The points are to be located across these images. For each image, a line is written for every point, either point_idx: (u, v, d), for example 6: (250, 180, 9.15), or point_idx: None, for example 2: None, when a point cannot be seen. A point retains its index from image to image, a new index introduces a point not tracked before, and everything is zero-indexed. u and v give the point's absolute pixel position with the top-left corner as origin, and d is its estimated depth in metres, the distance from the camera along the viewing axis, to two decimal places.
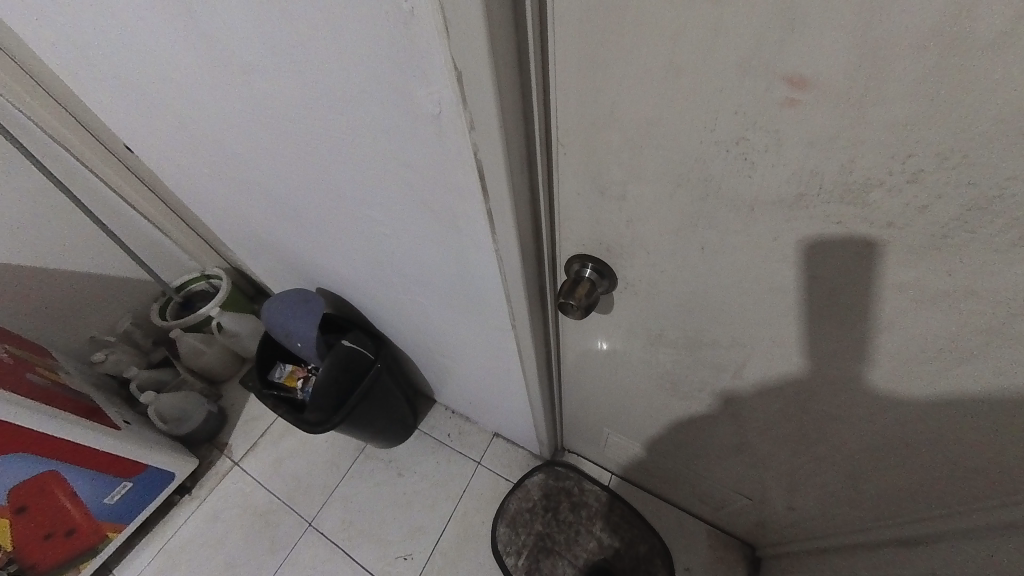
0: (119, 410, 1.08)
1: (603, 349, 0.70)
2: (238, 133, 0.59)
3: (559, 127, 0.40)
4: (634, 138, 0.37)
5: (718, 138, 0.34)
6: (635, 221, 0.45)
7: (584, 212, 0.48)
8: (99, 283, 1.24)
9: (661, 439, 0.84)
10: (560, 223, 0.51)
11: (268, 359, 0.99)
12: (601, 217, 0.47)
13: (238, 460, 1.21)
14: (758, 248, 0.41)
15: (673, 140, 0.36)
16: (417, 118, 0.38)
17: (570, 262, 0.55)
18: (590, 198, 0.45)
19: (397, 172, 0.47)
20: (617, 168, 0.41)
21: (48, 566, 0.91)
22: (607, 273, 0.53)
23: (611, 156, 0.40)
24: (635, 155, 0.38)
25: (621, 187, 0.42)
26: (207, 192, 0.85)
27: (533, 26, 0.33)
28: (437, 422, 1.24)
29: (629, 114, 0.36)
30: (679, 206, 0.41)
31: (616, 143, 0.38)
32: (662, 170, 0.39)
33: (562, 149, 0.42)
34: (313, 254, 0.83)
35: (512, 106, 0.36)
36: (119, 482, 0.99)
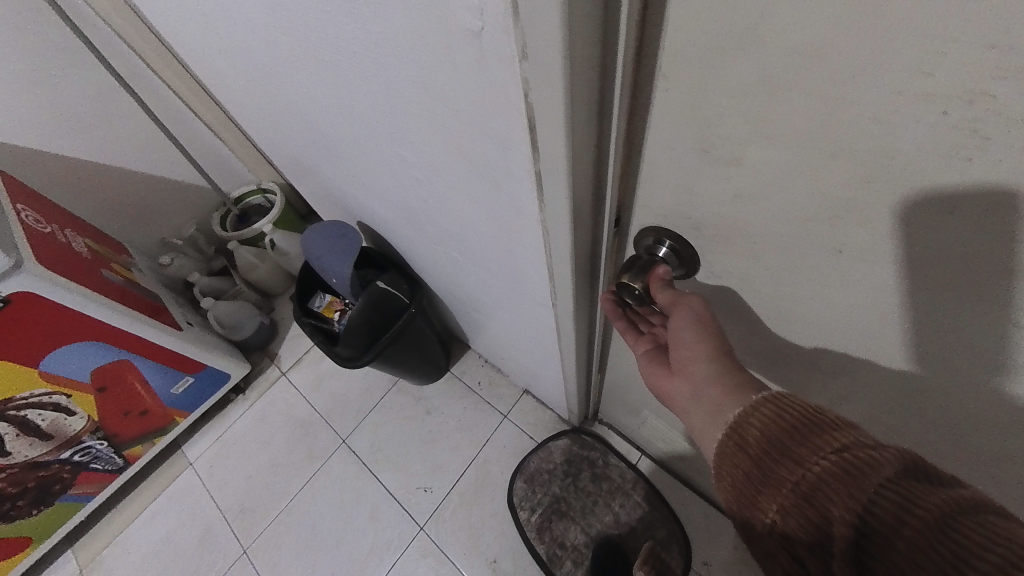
0: (182, 312, 1.16)
1: None
2: (256, 37, 0.49)
3: (657, 49, 0.25)
4: (778, 75, 0.22)
5: (936, 90, 0.19)
6: (739, 200, 0.31)
7: (665, 179, 0.33)
8: (166, 189, 1.29)
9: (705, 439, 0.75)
10: (631, 191, 0.37)
11: (309, 287, 0.97)
12: (693, 191, 0.33)
13: (285, 371, 1.30)
14: (937, 279, 0.26)
15: (850, 82, 0.21)
16: (446, 32, 0.26)
17: (641, 235, 0.40)
18: (681, 159, 0.31)
19: (426, 106, 0.36)
20: (736, 121, 0.26)
21: (129, 436, 1.06)
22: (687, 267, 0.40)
23: (731, 100, 0.25)
24: (776, 101, 0.24)
25: (734, 150, 0.28)
26: (247, 106, 0.79)
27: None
28: (469, 368, 1.23)
29: (781, 32, 0.21)
30: (818, 190, 0.26)
31: (751, 80, 0.23)
32: (814, 131, 0.24)
33: (655, 83, 0.27)
34: (350, 188, 0.76)
35: (588, 24, 0.22)
36: (182, 377, 1.10)
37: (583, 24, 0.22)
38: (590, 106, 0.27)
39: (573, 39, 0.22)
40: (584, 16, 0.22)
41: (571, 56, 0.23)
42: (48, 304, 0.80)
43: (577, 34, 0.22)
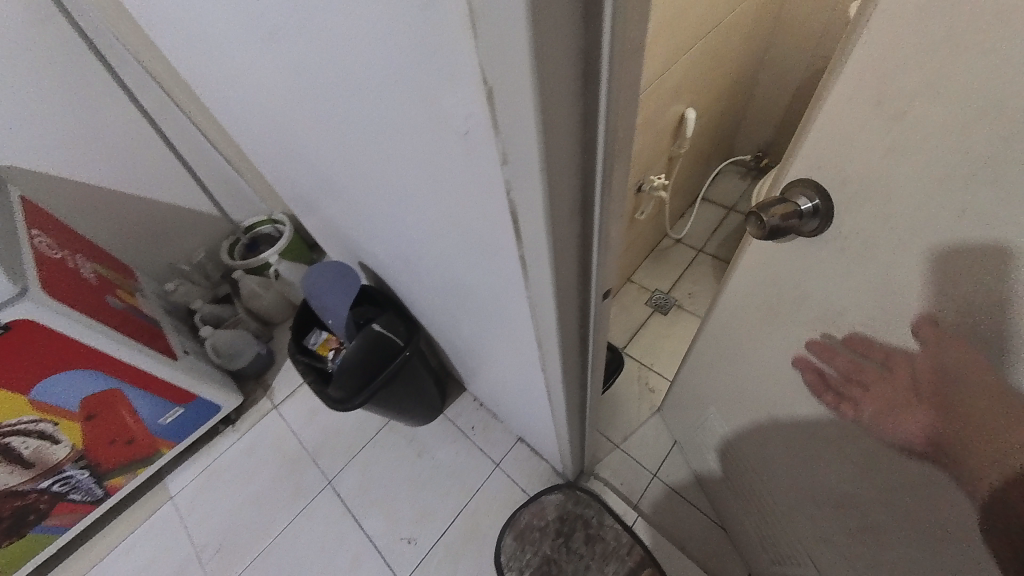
0: (181, 339, 1.16)
1: (750, 309, 0.59)
2: (262, 96, 0.51)
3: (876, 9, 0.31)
4: (976, 24, 0.26)
5: None
6: (889, 160, 0.34)
7: (833, 130, 0.37)
8: (179, 216, 1.32)
9: (755, 448, 0.73)
10: (797, 145, 0.41)
11: (306, 324, 0.97)
12: (850, 148, 0.36)
13: (277, 403, 1.28)
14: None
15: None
16: (434, 126, 0.26)
17: (795, 189, 0.42)
18: (855, 108, 0.35)
19: (416, 183, 0.36)
20: (921, 73, 0.30)
21: (111, 466, 1.03)
22: (815, 230, 0.42)
23: (924, 47, 0.29)
24: (962, 55, 0.28)
25: (907, 99, 0.31)
26: (258, 148, 0.81)
27: (615, 9, 0.18)
28: (463, 411, 1.21)
29: None
30: (973, 155, 0.29)
31: (948, 32, 0.28)
32: (997, 84, 0.27)
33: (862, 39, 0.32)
34: (352, 231, 0.77)
35: (567, 136, 0.22)
36: (172, 406, 1.08)
37: (561, 138, 0.22)
38: (573, 204, 0.27)
39: (550, 153, 0.22)
40: (561, 131, 0.21)
41: (549, 165, 0.22)
42: (46, 333, 0.80)
43: (556, 146, 0.22)
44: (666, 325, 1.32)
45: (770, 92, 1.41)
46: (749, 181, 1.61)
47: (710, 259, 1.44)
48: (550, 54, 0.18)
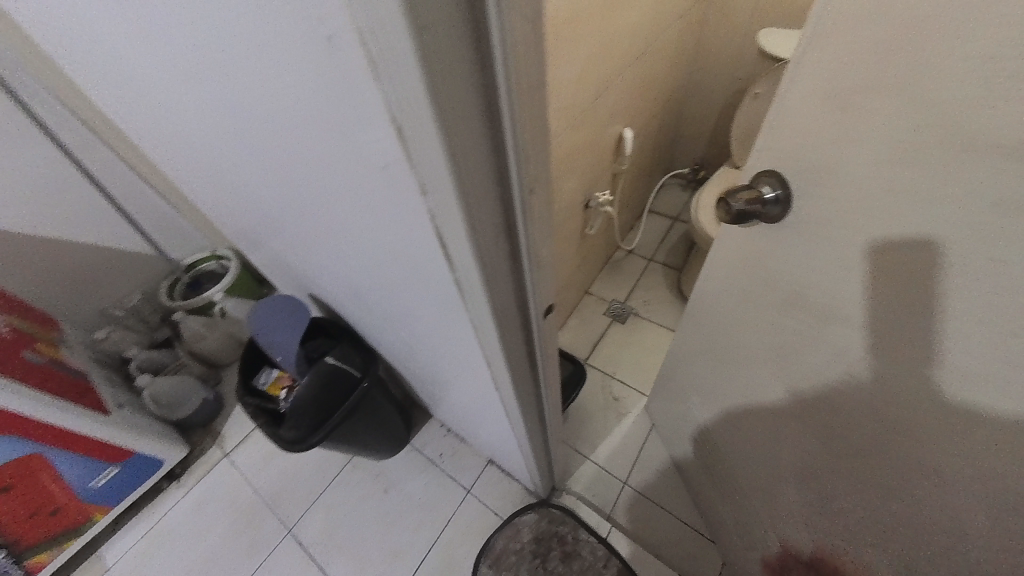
0: (114, 391, 1.06)
1: (730, 291, 0.66)
2: (187, 133, 0.49)
3: (819, 26, 0.39)
4: (899, 36, 0.34)
5: (970, 51, 0.30)
6: (836, 146, 0.41)
7: (792, 125, 0.45)
8: (108, 258, 1.23)
9: (734, 431, 0.79)
10: (767, 141, 0.50)
11: (255, 364, 0.92)
12: (802, 140, 0.45)
13: (228, 451, 1.20)
14: (940, 250, 0.36)
15: (921, 48, 0.33)
16: (356, 161, 0.27)
17: (761, 178, 0.51)
18: (817, 102, 0.42)
19: (349, 215, 0.36)
20: (851, 74, 0.38)
21: (31, 543, 0.91)
22: (777, 217, 0.50)
23: (864, 52, 0.36)
24: (877, 60, 0.36)
25: (852, 95, 0.38)
26: (192, 184, 0.77)
27: (503, 52, 0.19)
28: (430, 439, 1.18)
29: (893, 7, 0.33)
30: (889, 139, 0.37)
31: (868, 41, 0.36)
32: (897, 80, 0.35)
33: (813, 47, 0.41)
34: (299, 264, 0.75)
35: (480, 165, 0.23)
36: (106, 467, 0.98)
37: (474, 167, 0.23)
38: (497, 228, 0.28)
39: (464, 182, 0.23)
40: (472, 162, 0.23)
41: (465, 194, 0.24)
42: None
43: (469, 176, 0.23)
44: (625, 334, 1.36)
45: (699, 111, 1.53)
46: (690, 193, 1.72)
47: (661, 267, 1.51)
48: (448, 92, 0.19)
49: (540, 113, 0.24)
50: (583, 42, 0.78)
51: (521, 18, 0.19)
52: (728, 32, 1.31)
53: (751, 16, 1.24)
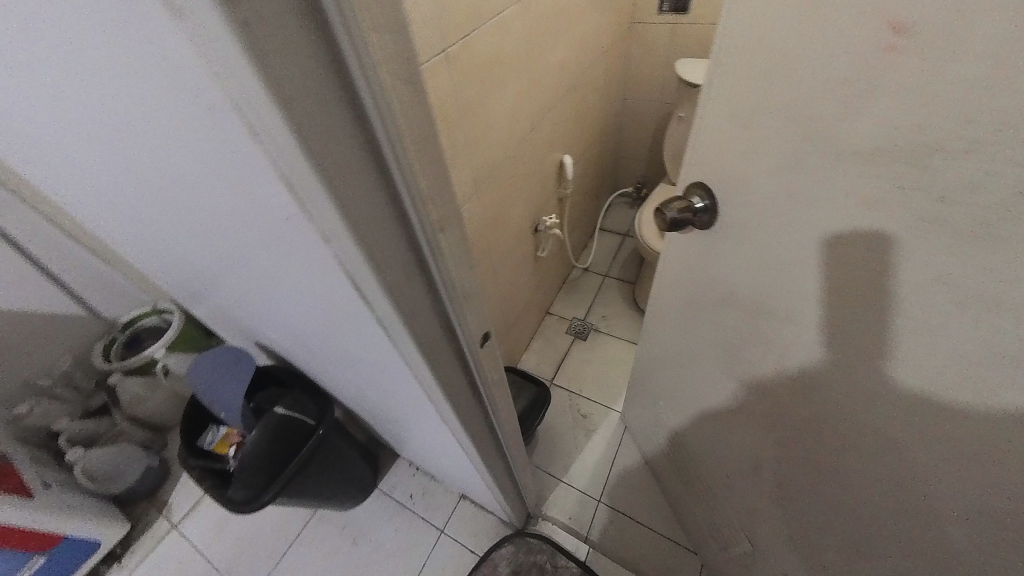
0: (40, 470, 0.96)
1: (681, 296, 0.69)
2: (95, 194, 0.47)
3: (723, 49, 0.43)
4: (776, 62, 0.38)
5: (829, 75, 0.34)
6: (745, 159, 0.45)
7: (711, 139, 0.49)
8: (31, 324, 1.13)
9: (698, 433, 0.82)
10: (693, 154, 0.54)
11: (199, 423, 0.85)
12: (718, 152, 0.49)
13: (177, 522, 1.10)
14: (831, 248, 0.39)
15: (795, 72, 0.36)
16: (262, 214, 0.27)
17: (692, 189, 0.55)
18: (726, 121, 0.46)
19: (270, 263, 0.36)
20: (747, 94, 0.42)
21: None
22: (708, 224, 0.54)
23: (752, 76, 0.41)
24: (765, 83, 0.39)
25: (749, 114, 0.43)
26: (116, 240, 0.74)
27: (374, 106, 0.21)
28: (399, 480, 1.13)
29: (771, 37, 0.37)
30: (780, 151, 0.40)
31: (757, 66, 0.40)
32: (780, 100, 0.38)
33: (719, 68, 0.44)
34: (239, 314, 0.72)
35: (378, 204, 0.24)
36: (31, 558, 0.86)
37: (372, 208, 0.24)
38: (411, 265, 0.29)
39: (363, 224, 0.24)
40: (369, 203, 0.24)
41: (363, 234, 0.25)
42: None
43: (369, 217, 0.24)
44: (588, 350, 1.39)
45: (635, 133, 1.63)
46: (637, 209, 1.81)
47: (616, 282, 1.57)
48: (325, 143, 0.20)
49: (430, 157, 0.26)
50: (512, 79, 0.82)
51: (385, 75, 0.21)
52: (651, 62, 1.42)
53: (669, 48, 1.36)
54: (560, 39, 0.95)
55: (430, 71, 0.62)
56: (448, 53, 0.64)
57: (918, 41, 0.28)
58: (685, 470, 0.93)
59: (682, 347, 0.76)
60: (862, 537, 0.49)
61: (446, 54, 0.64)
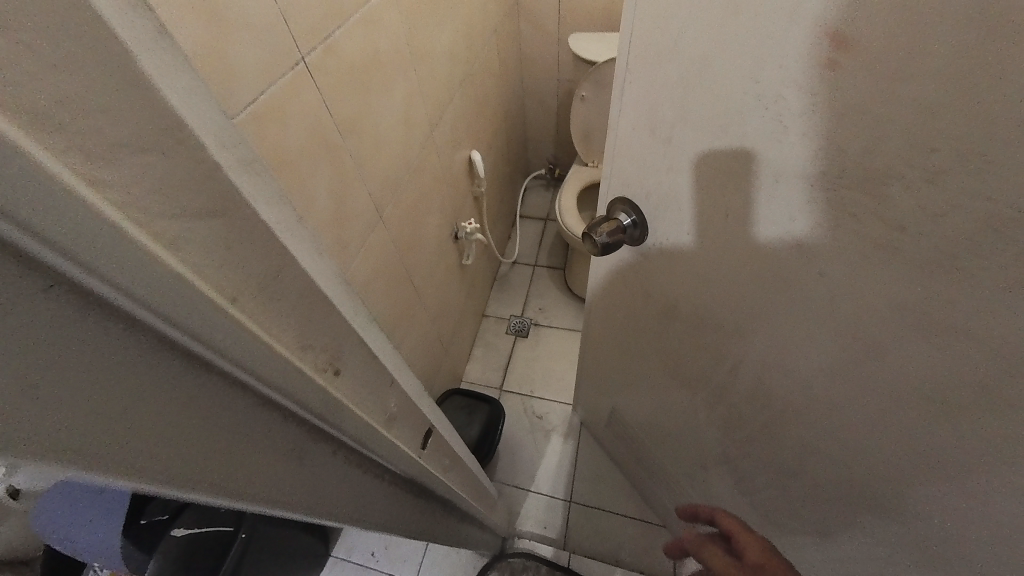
0: None
1: (621, 306, 0.66)
2: None
3: (631, 55, 0.39)
4: (697, 74, 0.34)
5: (760, 91, 0.31)
6: (665, 169, 0.42)
7: (629, 151, 0.45)
8: None
9: (653, 425, 0.82)
10: (610, 168, 0.49)
11: None
12: (641, 166, 0.45)
13: None
14: (777, 264, 0.37)
15: (721, 86, 0.33)
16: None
17: (614, 204, 0.51)
18: (646, 132, 0.42)
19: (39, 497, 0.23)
20: (667, 106, 0.38)
21: None
22: (640, 239, 0.51)
23: (670, 85, 0.37)
24: (688, 96, 0.36)
25: (666, 123, 0.39)
26: None
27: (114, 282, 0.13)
28: (357, 540, 1.02)
29: (688, 46, 0.33)
30: (714, 168, 0.38)
31: (675, 77, 0.36)
32: (705, 114, 0.35)
33: (629, 76, 0.40)
34: None
35: (178, 383, 0.16)
36: None
37: (164, 392, 0.16)
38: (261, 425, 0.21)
39: (153, 420, 0.16)
40: (155, 388, 0.16)
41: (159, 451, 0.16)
42: None
43: (157, 409, 0.16)
44: (531, 348, 1.36)
45: (538, 115, 1.58)
46: (553, 191, 1.79)
47: (546, 271, 1.55)
48: (24, 358, 0.12)
49: (274, 298, 0.18)
50: (395, 80, 0.70)
51: (151, 210, 0.13)
52: (541, 40, 1.36)
53: (557, 23, 1.31)
54: (441, 26, 0.84)
55: (289, 90, 0.49)
56: (308, 62, 0.51)
57: (861, 59, 0.26)
58: (643, 454, 0.95)
59: (624, 350, 0.75)
60: (825, 514, 0.52)
61: (306, 65, 0.50)
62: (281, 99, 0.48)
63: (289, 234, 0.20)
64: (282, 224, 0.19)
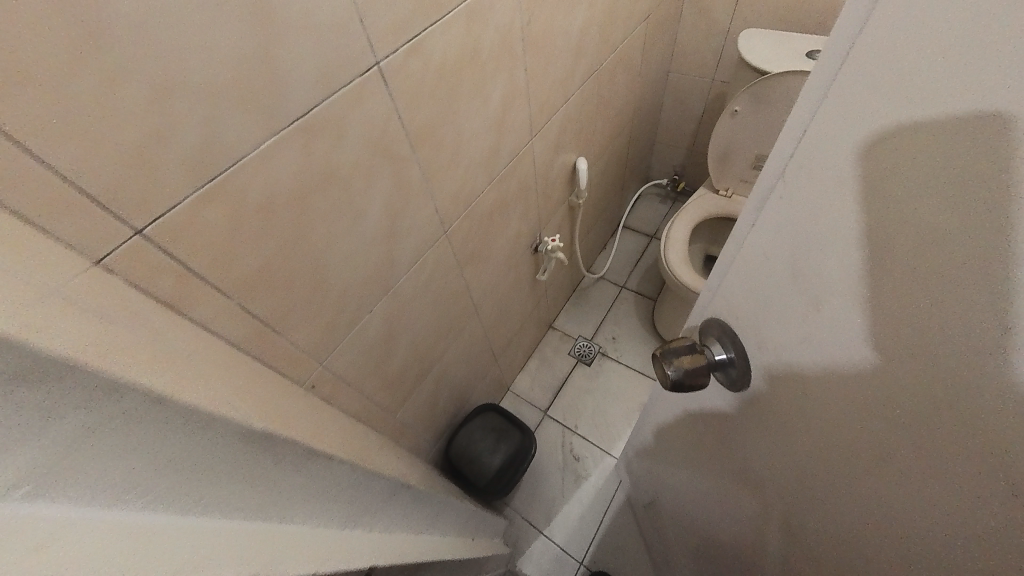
0: None
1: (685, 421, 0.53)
2: None
3: (800, 164, 0.26)
4: (918, 224, 0.20)
5: None
6: (805, 262, 0.27)
7: (752, 278, 0.32)
8: None
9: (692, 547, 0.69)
10: (713, 289, 0.38)
11: None
12: (765, 305, 0.31)
13: None
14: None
15: (967, 257, 0.18)
16: None
17: (710, 329, 0.39)
18: (788, 267, 0.28)
19: None
20: (842, 252, 0.24)
21: None
22: (739, 386, 0.37)
23: (854, 222, 0.23)
24: (889, 251, 0.22)
25: (813, 203, 0.26)
26: None
27: None
28: None
29: (907, 180, 0.20)
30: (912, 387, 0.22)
31: (873, 215, 0.22)
32: (915, 290, 0.21)
33: (788, 190, 0.28)
34: None
35: None
36: None
37: None
38: None
39: None
40: None
41: None
42: None
43: None
44: (590, 379, 1.25)
45: (675, 117, 1.35)
46: (668, 204, 1.56)
47: (631, 296, 1.38)
48: None
49: None
50: (497, 79, 0.60)
51: None
52: (704, 31, 1.11)
53: (731, 14, 1.05)
54: (573, 13, 0.70)
55: (354, 98, 0.41)
56: (383, 66, 0.43)
57: None
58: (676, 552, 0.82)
59: (676, 455, 0.61)
60: None
61: (380, 68, 0.42)
62: (341, 109, 0.41)
63: (28, 492, 0.20)
64: (19, 483, 0.20)
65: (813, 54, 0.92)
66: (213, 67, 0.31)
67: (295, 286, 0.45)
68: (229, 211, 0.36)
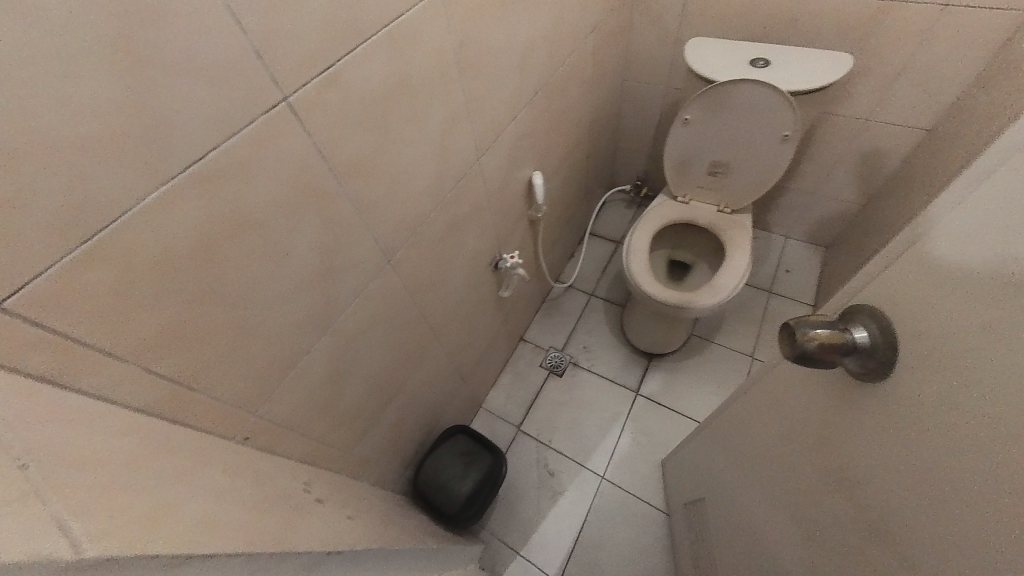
0: None
1: None
2: None
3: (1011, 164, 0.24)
4: None
5: None
6: (998, 266, 0.25)
7: (927, 277, 0.30)
8: None
9: None
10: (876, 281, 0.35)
11: None
12: (929, 306, 0.29)
13: None
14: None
15: None
16: None
17: (859, 311, 0.35)
18: (975, 268, 0.26)
19: None
20: None
21: None
22: (874, 377, 0.33)
23: None
24: None
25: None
26: None
27: None
28: None
29: None
30: None
31: None
32: None
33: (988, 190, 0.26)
34: None
35: None
36: None
37: None
38: None
39: None
40: None
41: None
42: None
43: None
44: (563, 391, 1.23)
45: (634, 124, 1.35)
46: (634, 210, 1.57)
47: (601, 305, 1.37)
48: None
49: None
50: (435, 104, 0.58)
51: None
52: (655, 39, 1.12)
53: (679, 21, 1.06)
54: (515, 30, 0.69)
55: (261, 137, 0.39)
56: (292, 101, 0.40)
57: None
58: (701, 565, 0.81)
59: None
60: None
61: (289, 104, 0.40)
62: (246, 150, 0.38)
63: None
64: None
65: (756, 62, 0.94)
66: (74, 124, 0.28)
67: (213, 338, 0.42)
68: (116, 271, 0.33)
